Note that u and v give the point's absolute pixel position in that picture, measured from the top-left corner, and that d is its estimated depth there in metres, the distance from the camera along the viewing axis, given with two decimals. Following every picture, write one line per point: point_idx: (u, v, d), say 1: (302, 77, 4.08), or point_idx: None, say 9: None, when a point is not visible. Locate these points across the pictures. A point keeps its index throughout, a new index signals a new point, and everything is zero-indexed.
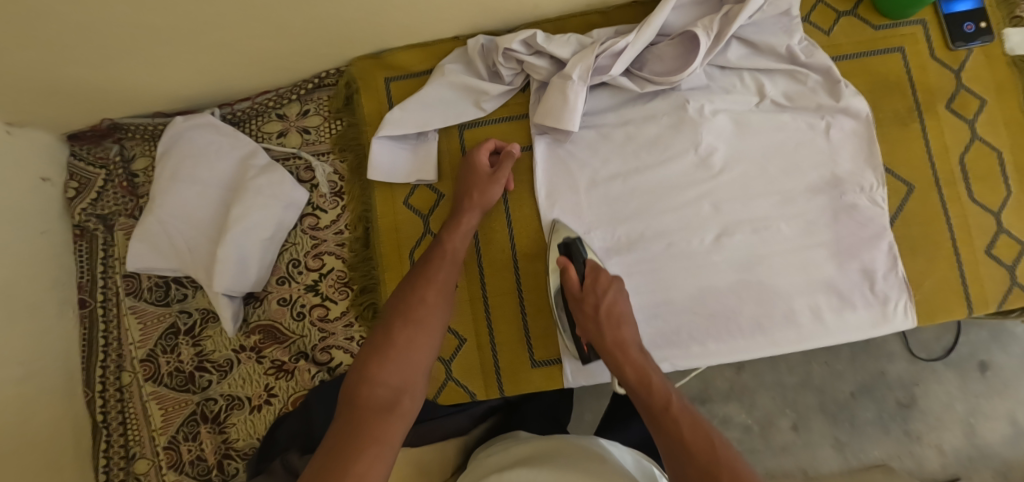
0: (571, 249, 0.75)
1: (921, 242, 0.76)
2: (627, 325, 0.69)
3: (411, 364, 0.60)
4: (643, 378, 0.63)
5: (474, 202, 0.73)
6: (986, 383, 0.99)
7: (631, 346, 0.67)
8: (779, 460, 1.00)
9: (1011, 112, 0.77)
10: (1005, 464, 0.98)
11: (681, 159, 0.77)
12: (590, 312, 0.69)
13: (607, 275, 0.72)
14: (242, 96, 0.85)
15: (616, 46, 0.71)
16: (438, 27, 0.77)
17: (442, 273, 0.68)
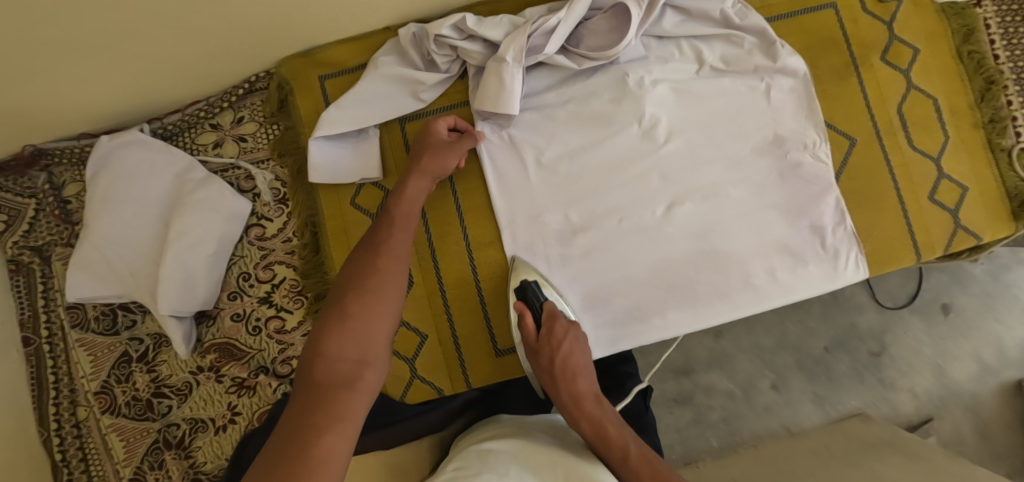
0: (528, 293, 0.73)
1: (867, 193, 0.77)
2: (583, 376, 0.67)
3: (370, 336, 0.56)
4: (599, 428, 0.61)
5: (425, 169, 0.71)
6: (949, 324, 1.02)
7: (587, 399, 0.64)
8: (763, 420, 1.02)
9: (941, 59, 0.79)
10: (974, 400, 1.02)
11: (625, 133, 0.76)
12: (544, 355, 0.68)
13: (562, 323, 0.70)
14: (171, 108, 0.81)
15: (547, 24, 0.70)
16: (366, 18, 0.75)
17: (393, 237, 0.65)
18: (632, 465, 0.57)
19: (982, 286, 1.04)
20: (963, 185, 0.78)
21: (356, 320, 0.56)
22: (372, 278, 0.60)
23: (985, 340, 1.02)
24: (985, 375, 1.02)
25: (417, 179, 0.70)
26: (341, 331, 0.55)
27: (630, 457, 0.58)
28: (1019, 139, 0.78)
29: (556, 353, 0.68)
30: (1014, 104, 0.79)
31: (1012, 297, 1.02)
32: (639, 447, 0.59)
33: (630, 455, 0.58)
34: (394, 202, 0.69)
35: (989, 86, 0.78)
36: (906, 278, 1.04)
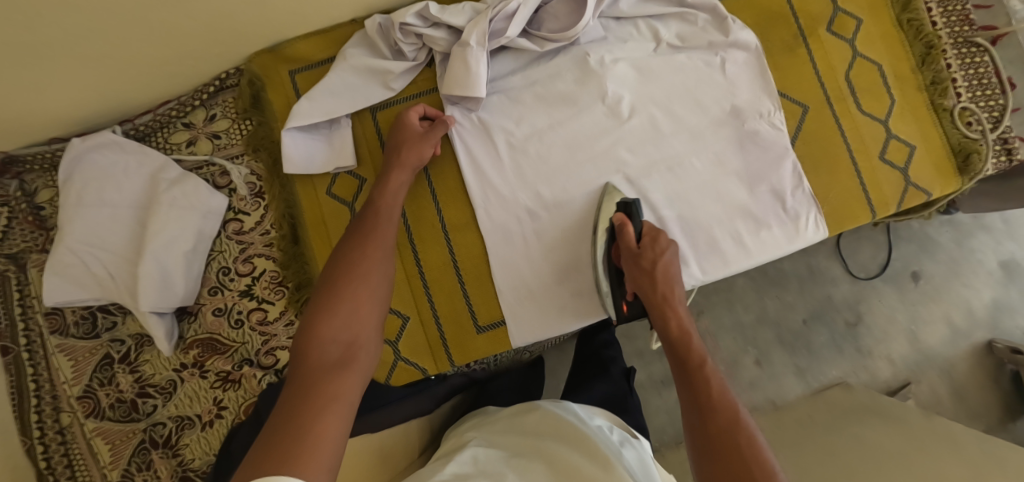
0: (631, 209, 0.74)
1: (822, 157, 0.81)
2: (678, 285, 0.69)
3: (359, 319, 0.58)
4: (684, 330, 0.64)
5: (404, 162, 0.73)
6: (920, 290, 1.08)
7: (677, 302, 0.67)
8: (749, 394, 1.07)
9: (884, 28, 0.84)
10: (948, 363, 1.08)
11: (590, 110, 0.79)
12: (642, 261, 0.70)
13: (665, 237, 0.71)
14: (143, 109, 0.82)
15: (508, 8, 0.73)
16: (333, 10, 0.77)
17: (379, 228, 0.67)
18: (704, 371, 0.59)
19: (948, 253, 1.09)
20: (911, 144, 0.82)
21: (346, 303, 0.58)
22: (359, 266, 0.61)
23: (954, 305, 1.08)
24: (957, 339, 1.08)
25: (400, 172, 0.72)
26: (331, 315, 0.57)
27: (705, 367, 0.60)
28: (960, 99, 0.84)
29: (655, 263, 0.69)
30: (953, 66, 0.84)
31: (975, 261, 1.08)
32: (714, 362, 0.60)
33: (706, 366, 0.60)
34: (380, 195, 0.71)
35: (929, 50, 0.83)
36: (876, 249, 1.09)
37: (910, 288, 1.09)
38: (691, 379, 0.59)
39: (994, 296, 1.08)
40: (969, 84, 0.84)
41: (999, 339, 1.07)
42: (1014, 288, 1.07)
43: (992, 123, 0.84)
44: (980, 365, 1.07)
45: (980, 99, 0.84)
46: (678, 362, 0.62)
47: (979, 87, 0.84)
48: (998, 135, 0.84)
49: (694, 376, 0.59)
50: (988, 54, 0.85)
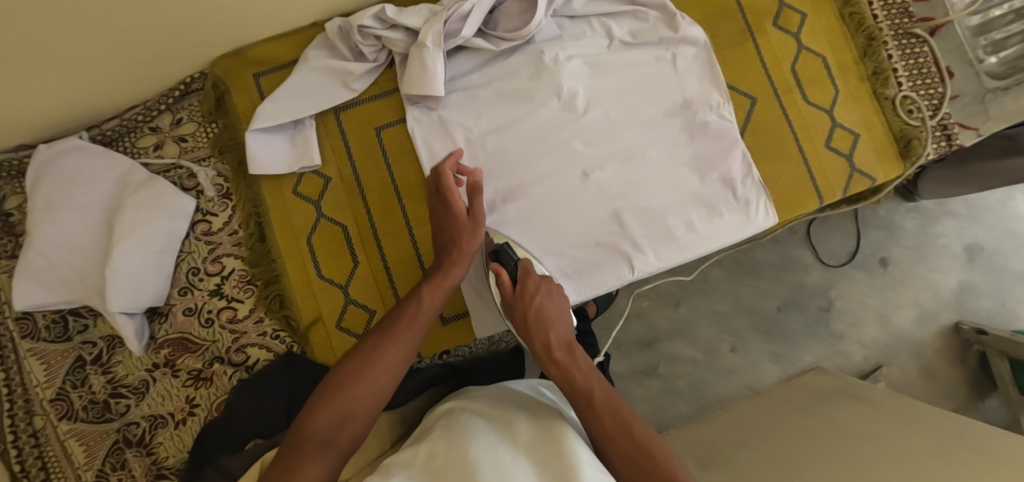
0: (503, 255, 0.77)
1: (770, 146, 0.85)
2: (556, 326, 0.68)
3: (365, 396, 0.60)
4: (569, 380, 0.62)
5: (466, 248, 0.73)
6: (888, 275, 1.25)
7: (563, 345, 0.66)
8: (727, 380, 1.21)
9: (827, 21, 0.87)
10: (917, 343, 1.24)
11: (546, 106, 0.82)
12: (518, 308, 0.71)
13: (535, 278, 0.72)
14: (109, 114, 0.84)
15: (462, 9, 0.75)
16: (291, 13, 0.79)
17: (424, 307, 0.68)
18: (597, 410, 0.58)
19: (914, 239, 1.27)
20: (855, 131, 0.86)
21: (359, 377, 0.61)
22: (390, 333, 0.65)
23: (921, 288, 1.25)
24: (924, 318, 1.25)
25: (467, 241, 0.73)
26: (339, 387, 0.60)
27: (595, 402, 0.59)
28: (901, 88, 0.87)
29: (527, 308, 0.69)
30: (894, 57, 0.88)
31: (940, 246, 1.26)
32: (604, 394, 0.60)
33: (595, 399, 0.59)
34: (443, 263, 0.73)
35: (870, 42, 0.88)
36: (845, 240, 1.26)
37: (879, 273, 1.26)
38: (586, 418, 0.59)
39: (960, 278, 1.25)
40: (910, 74, 0.88)
41: (964, 319, 1.24)
42: (977, 269, 1.26)
43: (931, 110, 0.88)
44: (945, 344, 1.25)
45: (920, 88, 0.88)
46: (577, 409, 0.60)
47: (919, 77, 0.88)
48: (938, 121, 0.88)
49: (591, 419, 0.58)
50: (927, 44, 0.89)
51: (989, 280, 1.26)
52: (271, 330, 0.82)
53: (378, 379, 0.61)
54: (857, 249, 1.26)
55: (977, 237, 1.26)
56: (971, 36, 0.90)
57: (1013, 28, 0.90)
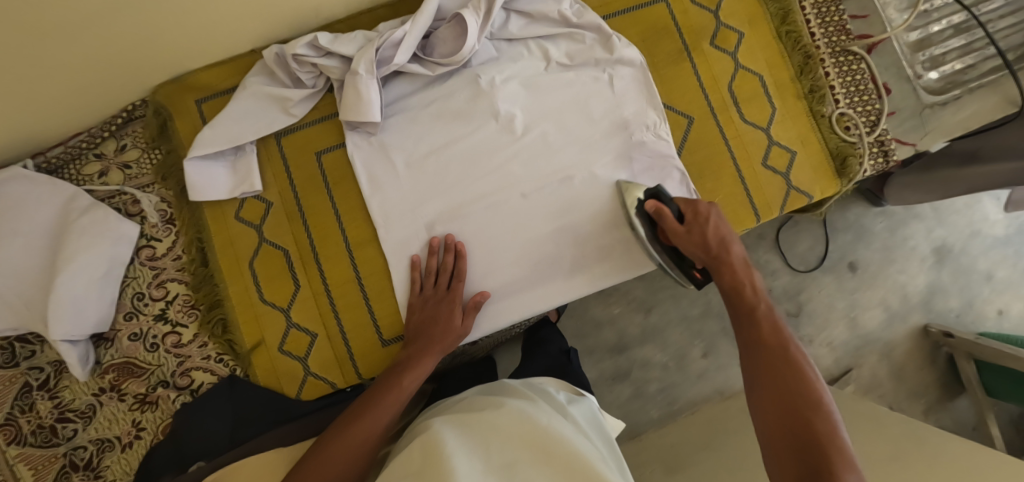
0: (660, 195, 0.77)
1: (708, 164, 0.86)
2: (734, 243, 0.74)
3: (343, 460, 0.67)
4: (737, 285, 0.72)
5: (450, 330, 0.77)
6: (856, 278, 1.36)
7: (739, 258, 0.74)
8: (698, 385, 1.22)
9: (764, 39, 0.88)
10: (882, 342, 1.36)
11: (484, 128, 0.83)
12: (695, 238, 0.73)
13: (705, 205, 0.75)
14: (53, 142, 0.84)
15: (394, 37, 0.77)
16: (228, 39, 0.79)
17: (404, 381, 0.74)
18: (755, 315, 0.70)
19: (882, 241, 1.38)
20: (791, 149, 0.87)
21: (339, 440, 0.68)
22: (374, 400, 0.72)
23: (889, 289, 1.37)
24: (892, 320, 1.37)
25: (463, 322, 0.78)
26: (323, 448, 0.68)
27: (758, 311, 0.70)
28: (838, 105, 0.88)
29: (705, 236, 0.73)
30: (831, 74, 0.89)
31: (908, 249, 1.38)
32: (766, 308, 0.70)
33: (759, 311, 0.70)
34: (429, 337, 0.77)
35: (807, 60, 0.88)
36: (815, 244, 1.35)
37: (848, 277, 1.37)
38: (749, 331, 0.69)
39: (927, 280, 1.39)
40: (847, 91, 0.89)
41: (932, 322, 1.38)
42: (944, 270, 1.39)
43: (870, 126, 0.89)
44: (914, 343, 1.38)
45: (858, 105, 0.89)
46: (737, 310, 0.72)
47: (856, 94, 0.89)
48: (875, 138, 0.88)
49: (751, 328, 0.69)
50: (864, 61, 0.90)
51: (956, 281, 1.40)
52: (215, 354, 0.83)
53: (357, 443, 0.68)
54: (826, 253, 1.36)
55: (944, 239, 1.40)
56: (909, 52, 0.93)
57: (951, 43, 0.93)
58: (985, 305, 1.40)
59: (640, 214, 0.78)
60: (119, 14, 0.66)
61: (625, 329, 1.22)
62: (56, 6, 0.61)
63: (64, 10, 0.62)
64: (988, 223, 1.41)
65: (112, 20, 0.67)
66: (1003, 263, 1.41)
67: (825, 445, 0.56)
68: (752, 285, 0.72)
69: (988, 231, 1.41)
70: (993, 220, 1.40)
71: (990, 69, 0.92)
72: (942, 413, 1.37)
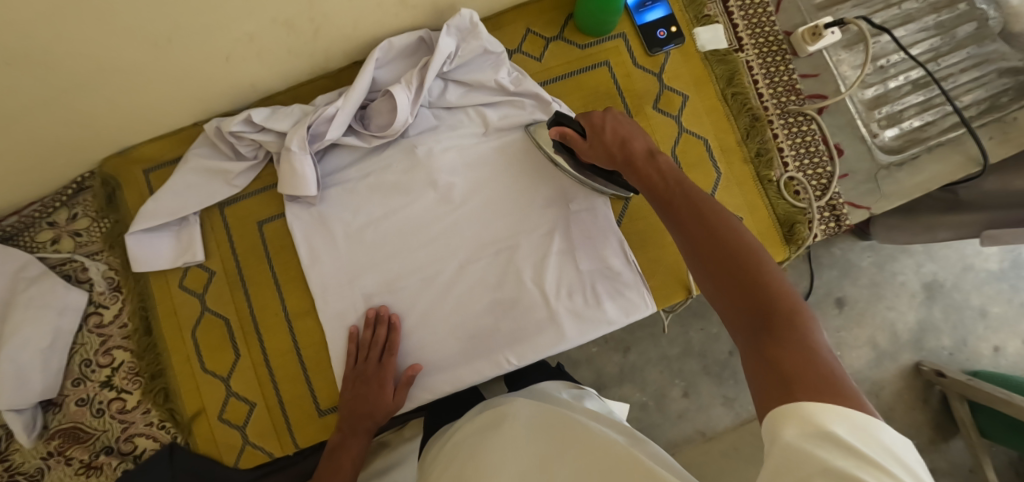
0: (564, 120, 0.75)
1: (647, 232, 0.85)
2: (637, 139, 0.66)
3: None
4: (647, 179, 0.61)
5: (382, 403, 0.78)
6: (842, 314, 1.33)
7: (639, 148, 0.64)
8: (678, 427, 1.19)
9: (710, 102, 0.87)
10: (873, 381, 1.32)
11: (422, 197, 0.84)
12: (597, 150, 0.69)
13: (600, 113, 0.69)
14: (8, 212, 0.85)
15: (326, 113, 0.78)
16: (168, 119, 0.82)
17: (349, 453, 0.78)
18: (669, 198, 0.58)
19: (869, 277, 1.35)
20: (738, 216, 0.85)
21: None
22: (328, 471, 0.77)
23: (877, 327, 1.34)
24: (881, 359, 1.33)
25: (395, 397, 0.79)
26: None
27: (669, 193, 0.58)
28: (787, 169, 0.86)
29: (608, 144, 0.67)
30: (779, 137, 0.87)
31: (896, 284, 1.35)
32: (681, 182, 0.58)
33: (668, 193, 0.58)
34: (358, 415, 0.78)
35: (754, 122, 0.86)
36: (800, 279, 1.33)
37: (835, 313, 1.34)
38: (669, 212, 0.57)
39: (917, 317, 1.34)
40: (797, 153, 0.86)
41: (923, 360, 1.33)
42: (935, 307, 1.35)
43: (821, 190, 0.86)
44: (905, 382, 1.33)
45: (808, 168, 0.86)
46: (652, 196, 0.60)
47: (806, 156, 0.86)
48: (826, 202, 0.86)
49: (670, 207, 0.57)
50: (815, 122, 0.87)
51: (947, 318, 1.34)
52: (158, 420, 0.84)
53: None
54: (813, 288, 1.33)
55: (934, 274, 1.35)
56: (864, 110, 0.89)
57: (910, 99, 0.89)
58: (980, 342, 1.34)
59: (556, 146, 0.78)
60: (46, 105, 0.69)
61: (603, 367, 1.19)
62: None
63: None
64: (980, 257, 1.36)
65: (42, 108, 0.69)
66: (998, 298, 1.35)
67: (773, 313, 0.45)
68: (662, 174, 0.61)
69: (980, 265, 1.36)
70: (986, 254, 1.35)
71: (951, 126, 0.88)
72: (935, 456, 1.30)
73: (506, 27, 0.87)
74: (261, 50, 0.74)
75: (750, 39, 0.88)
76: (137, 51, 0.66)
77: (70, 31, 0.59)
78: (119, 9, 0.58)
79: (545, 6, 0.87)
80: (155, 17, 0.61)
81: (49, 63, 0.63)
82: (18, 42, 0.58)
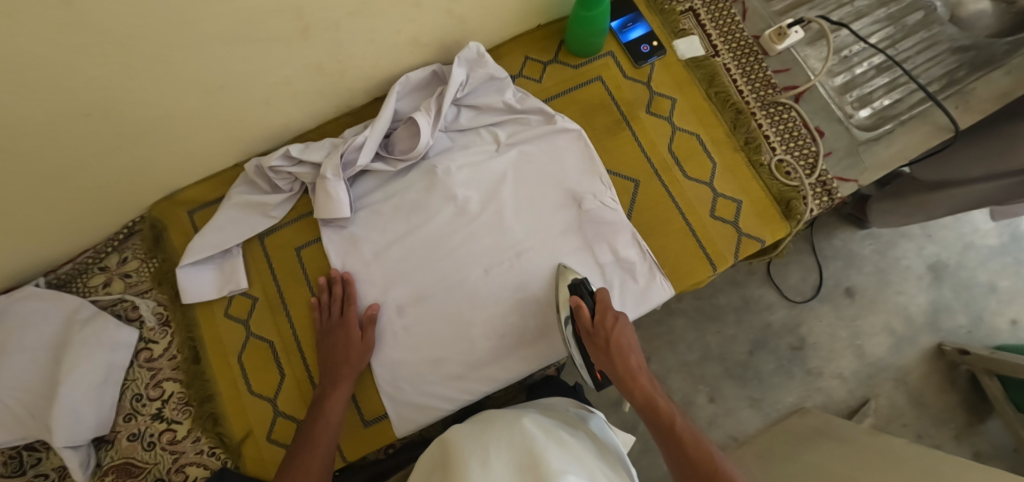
0: (581, 290, 0.83)
1: (655, 224, 0.92)
2: (633, 352, 0.79)
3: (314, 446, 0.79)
4: (650, 400, 0.77)
5: (359, 340, 0.85)
6: (853, 301, 1.37)
7: (640, 374, 0.79)
8: None
9: (696, 103, 0.96)
10: (895, 366, 1.35)
11: (443, 212, 0.91)
12: (602, 349, 0.79)
13: (614, 313, 0.81)
14: (63, 260, 0.94)
15: (356, 141, 0.86)
16: (212, 161, 0.91)
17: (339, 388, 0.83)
18: (676, 433, 0.74)
19: (873, 264, 1.39)
20: (736, 199, 0.92)
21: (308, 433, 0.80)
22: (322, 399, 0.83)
23: (891, 312, 1.37)
24: (900, 344, 1.36)
25: (363, 334, 0.85)
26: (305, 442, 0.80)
27: (675, 426, 0.75)
28: (775, 153, 0.94)
29: (618, 367, 0.78)
30: (764, 125, 0.95)
31: (902, 269, 1.39)
32: (683, 420, 0.75)
33: (677, 425, 0.75)
34: (338, 363, 0.84)
35: (738, 115, 0.95)
36: (806, 273, 1.38)
37: (847, 303, 1.37)
38: (665, 431, 0.75)
39: (928, 298, 1.38)
40: (782, 138, 0.95)
41: (944, 340, 1.35)
42: (944, 287, 1.39)
43: (809, 168, 0.94)
44: (929, 365, 1.35)
45: (794, 150, 0.94)
46: (656, 426, 0.76)
47: (791, 140, 0.95)
48: (816, 179, 0.93)
49: (673, 440, 0.74)
50: (793, 109, 0.96)
51: (959, 297, 1.38)
52: (208, 448, 0.87)
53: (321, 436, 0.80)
54: (820, 280, 1.37)
55: (938, 255, 1.40)
56: (837, 95, 0.98)
57: (876, 82, 0.98)
58: (996, 317, 1.38)
59: (566, 311, 0.84)
60: (111, 153, 0.79)
61: None
62: (41, 156, 0.73)
63: (48, 161, 0.74)
64: (979, 234, 1.41)
65: (105, 155, 0.79)
66: (1005, 272, 1.39)
67: None
68: (661, 407, 0.77)
69: (981, 242, 1.40)
70: (984, 230, 1.40)
71: (917, 101, 0.96)
72: (974, 438, 1.31)
73: (506, 56, 0.98)
74: (296, 92, 0.84)
75: (724, 45, 0.99)
76: (185, 98, 0.75)
77: (128, 83, 0.68)
78: (175, 59, 0.67)
79: (539, 35, 0.98)
80: (198, 65, 0.70)
81: (118, 112, 0.72)
82: (85, 95, 0.67)
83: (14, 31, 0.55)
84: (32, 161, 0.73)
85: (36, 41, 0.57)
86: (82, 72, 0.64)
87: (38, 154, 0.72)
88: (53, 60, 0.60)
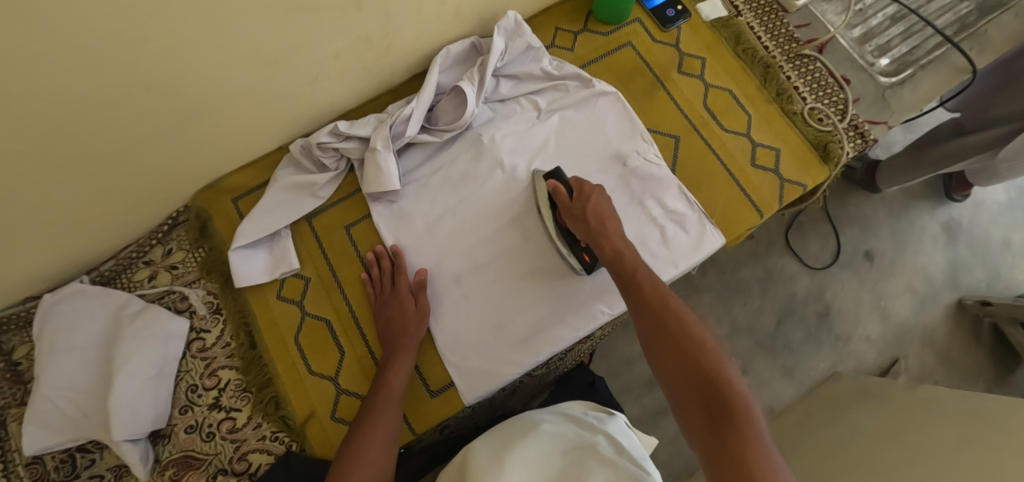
0: (558, 176, 0.87)
1: (699, 177, 0.93)
2: (610, 220, 0.80)
3: (381, 418, 0.75)
4: (619, 252, 0.77)
5: (416, 311, 0.84)
6: (873, 264, 1.39)
7: (614, 233, 0.79)
8: None
9: (725, 60, 0.99)
10: (920, 324, 1.36)
11: (492, 179, 0.92)
12: (577, 212, 0.81)
13: (590, 185, 0.83)
14: (106, 257, 0.93)
15: (403, 113, 0.87)
16: (254, 146, 0.91)
17: (399, 360, 0.81)
18: (637, 281, 0.73)
19: (889, 228, 1.41)
20: (775, 147, 0.94)
21: (373, 406, 0.77)
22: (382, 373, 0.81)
23: (912, 273, 1.39)
24: (924, 303, 1.37)
25: (420, 302, 0.85)
26: (378, 410, 0.76)
27: (639, 277, 0.74)
28: (806, 101, 0.97)
29: (587, 213, 0.80)
30: (792, 77, 0.98)
31: (917, 230, 1.41)
32: (647, 272, 0.75)
33: (638, 275, 0.74)
34: (396, 335, 0.83)
35: (767, 68, 0.98)
36: (825, 242, 1.39)
37: (867, 267, 1.39)
38: (628, 287, 0.74)
39: (945, 258, 1.40)
40: (811, 88, 0.98)
41: (964, 295, 1.37)
42: (959, 245, 1.41)
43: (841, 114, 0.97)
44: (954, 322, 1.37)
45: (824, 98, 0.97)
46: (620, 278, 0.75)
47: (820, 89, 0.98)
48: (848, 123, 0.96)
49: (636, 290, 0.73)
50: (818, 61, 0.99)
51: (974, 253, 1.40)
52: (270, 432, 0.85)
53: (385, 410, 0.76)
54: (841, 245, 1.39)
55: (951, 214, 1.42)
56: (857, 46, 1.02)
57: (892, 31, 1.02)
58: (1013, 271, 1.40)
59: (546, 195, 0.87)
60: (165, 138, 0.78)
61: None
62: (100, 143, 0.73)
63: (104, 148, 0.74)
64: (988, 191, 1.44)
65: (157, 142, 0.78)
66: (1016, 227, 1.42)
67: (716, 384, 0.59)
68: (632, 265, 0.75)
69: (990, 199, 1.43)
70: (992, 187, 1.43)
71: (935, 46, 1.00)
72: (1005, 389, 1.32)
73: (538, 29, 1.00)
74: (343, 69, 0.85)
75: (745, 5, 1.02)
76: (240, 77, 0.75)
77: (192, 62, 0.69)
78: (241, 34, 0.69)
79: (568, 8, 1.01)
80: (256, 39, 0.71)
81: (177, 94, 0.72)
82: (148, 78, 0.67)
83: (100, 6, 0.55)
84: (92, 148, 0.72)
85: (119, 18, 0.58)
86: (151, 54, 0.64)
87: (97, 141, 0.72)
88: (129, 41, 0.61)
